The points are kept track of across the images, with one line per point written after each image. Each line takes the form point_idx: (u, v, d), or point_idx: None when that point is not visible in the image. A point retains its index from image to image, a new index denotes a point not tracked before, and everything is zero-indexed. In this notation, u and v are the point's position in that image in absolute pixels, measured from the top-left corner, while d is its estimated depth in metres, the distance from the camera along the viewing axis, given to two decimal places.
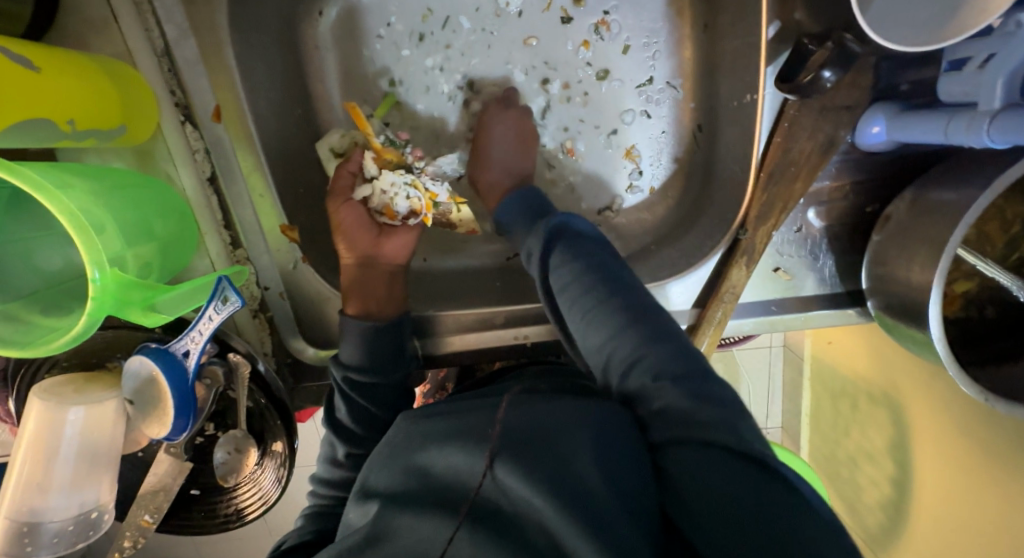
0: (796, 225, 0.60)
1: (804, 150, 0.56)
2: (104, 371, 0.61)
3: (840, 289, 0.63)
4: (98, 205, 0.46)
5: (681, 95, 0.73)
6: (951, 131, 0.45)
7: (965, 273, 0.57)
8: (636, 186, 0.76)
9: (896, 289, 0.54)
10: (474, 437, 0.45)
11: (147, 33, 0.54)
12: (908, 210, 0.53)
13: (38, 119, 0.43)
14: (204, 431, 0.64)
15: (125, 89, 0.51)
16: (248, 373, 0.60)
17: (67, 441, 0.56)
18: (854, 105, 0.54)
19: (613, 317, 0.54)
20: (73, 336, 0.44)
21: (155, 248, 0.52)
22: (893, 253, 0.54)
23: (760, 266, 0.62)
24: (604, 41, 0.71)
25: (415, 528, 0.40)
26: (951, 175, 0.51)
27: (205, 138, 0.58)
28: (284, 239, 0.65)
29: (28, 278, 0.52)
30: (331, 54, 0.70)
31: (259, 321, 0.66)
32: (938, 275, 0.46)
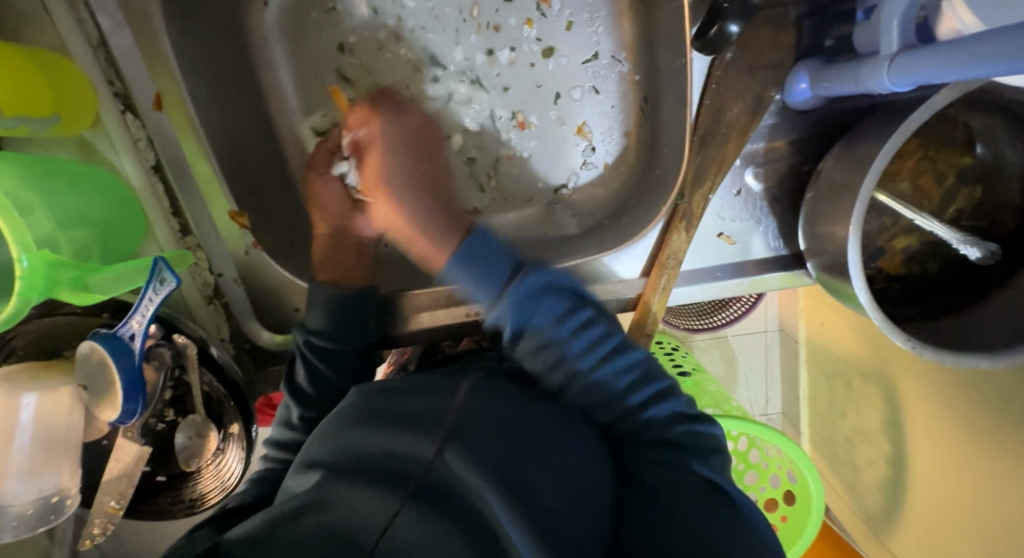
0: (734, 187, 0.60)
1: (735, 112, 0.55)
2: (59, 358, 0.62)
3: (785, 253, 0.63)
4: (29, 189, 0.47)
5: (625, 69, 0.73)
6: (861, 80, 0.45)
7: (904, 228, 0.57)
8: (589, 163, 0.76)
9: (829, 247, 0.54)
10: (432, 423, 0.45)
11: (82, 26, 0.56)
12: (835, 165, 0.53)
13: None
14: (164, 416, 0.66)
15: (58, 79, 0.52)
16: (196, 355, 0.62)
17: (23, 428, 0.57)
18: (779, 63, 0.54)
19: (597, 364, 0.54)
20: (5, 318, 0.45)
21: (91, 233, 0.53)
22: (824, 210, 0.54)
23: (702, 232, 0.62)
24: (546, 18, 0.72)
25: (356, 498, 0.38)
26: (873, 128, 0.51)
27: (146, 128, 0.60)
28: (234, 226, 0.66)
29: None
30: (278, 44, 0.71)
31: (214, 307, 0.68)
32: (854, 228, 0.48)
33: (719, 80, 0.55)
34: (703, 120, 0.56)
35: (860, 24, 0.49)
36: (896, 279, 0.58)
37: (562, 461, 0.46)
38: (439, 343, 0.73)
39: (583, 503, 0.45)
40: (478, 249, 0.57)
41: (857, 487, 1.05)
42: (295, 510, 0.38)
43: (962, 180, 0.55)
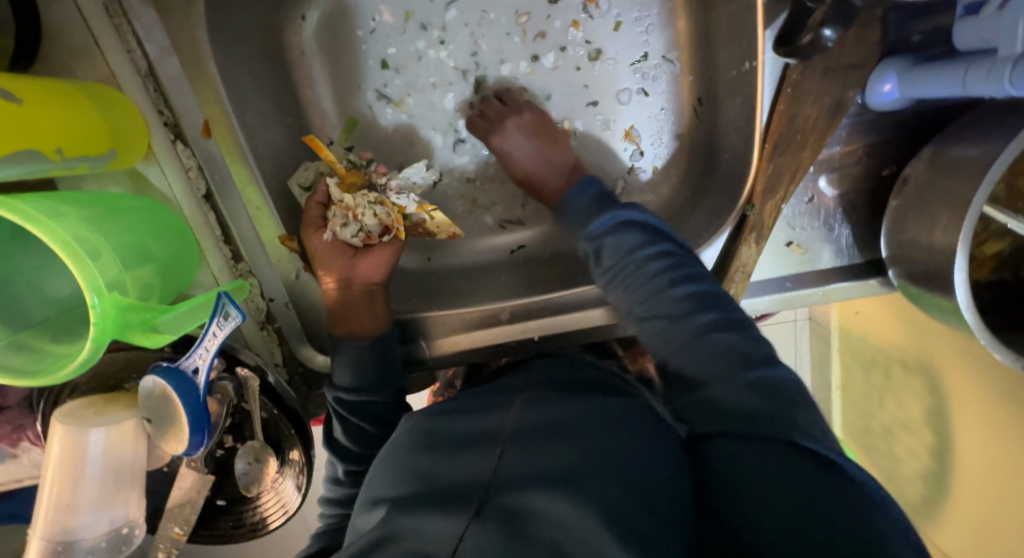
0: (806, 195, 0.58)
1: (810, 116, 0.53)
2: (121, 391, 0.62)
3: (859, 260, 0.60)
4: (93, 233, 0.47)
5: (678, 68, 0.70)
6: (971, 83, 0.44)
7: (996, 232, 0.53)
8: (637, 168, 0.73)
9: (916, 256, 0.51)
10: (494, 439, 0.42)
11: (130, 55, 0.54)
12: (926, 170, 0.50)
13: (27, 151, 0.43)
14: (222, 443, 0.65)
15: (114, 113, 0.51)
16: (258, 387, 0.62)
17: (91, 462, 0.57)
18: (862, 63, 0.51)
19: (686, 301, 0.51)
20: (81, 363, 0.45)
21: (154, 269, 0.52)
22: (913, 217, 0.50)
23: (771, 242, 0.59)
24: (593, 19, 0.69)
25: (435, 520, 0.35)
26: (973, 130, 0.47)
27: (197, 156, 0.58)
28: (284, 249, 0.65)
29: (38, 307, 0.53)
30: (316, 59, 0.69)
31: (267, 332, 0.67)
32: (962, 239, 0.44)
33: (795, 85, 0.52)
34: (774, 128, 0.54)
35: (963, 19, 0.46)
36: (982, 287, 0.54)
37: (627, 461, 0.39)
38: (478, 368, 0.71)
39: (660, 505, 0.37)
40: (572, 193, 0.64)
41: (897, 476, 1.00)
42: (375, 539, 0.35)
43: None
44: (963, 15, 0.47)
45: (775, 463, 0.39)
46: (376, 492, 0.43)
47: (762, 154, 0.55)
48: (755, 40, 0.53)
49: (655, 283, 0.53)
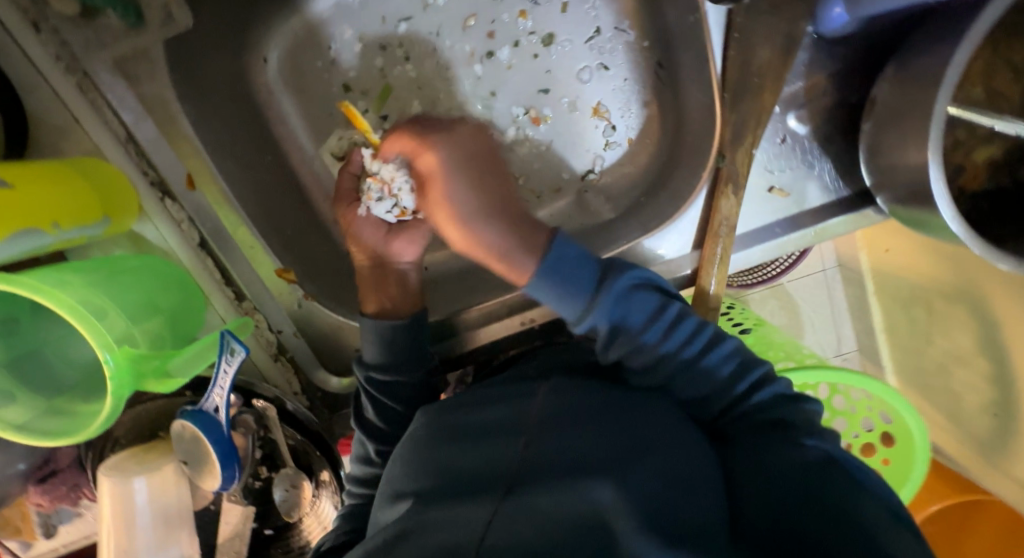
0: (778, 135, 0.56)
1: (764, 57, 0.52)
2: (157, 439, 0.66)
3: (847, 193, 0.58)
4: (98, 297, 0.50)
5: (632, 37, 0.70)
6: None
7: (983, 139, 0.51)
8: (612, 142, 0.73)
9: (899, 179, 0.49)
10: (510, 434, 0.45)
11: (108, 125, 0.58)
12: (893, 88, 0.48)
13: (28, 229, 0.47)
14: (258, 474, 0.68)
15: (104, 186, 0.55)
16: (277, 415, 0.66)
17: (139, 510, 0.61)
18: None
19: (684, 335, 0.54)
20: (106, 418, 0.48)
21: (162, 320, 0.55)
22: (887, 139, 0.49)
23: (751, 189, 0.58)
24: (540, 6, 0.69)
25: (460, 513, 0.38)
26: (932, 37, 0.45)
27: (187, 209, 0.62)
28: (283, 281, 0.67)
29: (65, 373, 0.57)
30: (285, 97, 0.72)
31: (282, 362, 0.70)
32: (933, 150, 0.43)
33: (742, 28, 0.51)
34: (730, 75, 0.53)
35: None
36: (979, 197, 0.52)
37: (651, 450, 0.44)
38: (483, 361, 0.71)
39: (683, 490, 0.41)
40: (559, 257, 0.56)
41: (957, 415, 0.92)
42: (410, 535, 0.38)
43: None
44: None
45: (786, 467, 0.44)
46: (402, 483, 0.46)
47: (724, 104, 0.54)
48: None
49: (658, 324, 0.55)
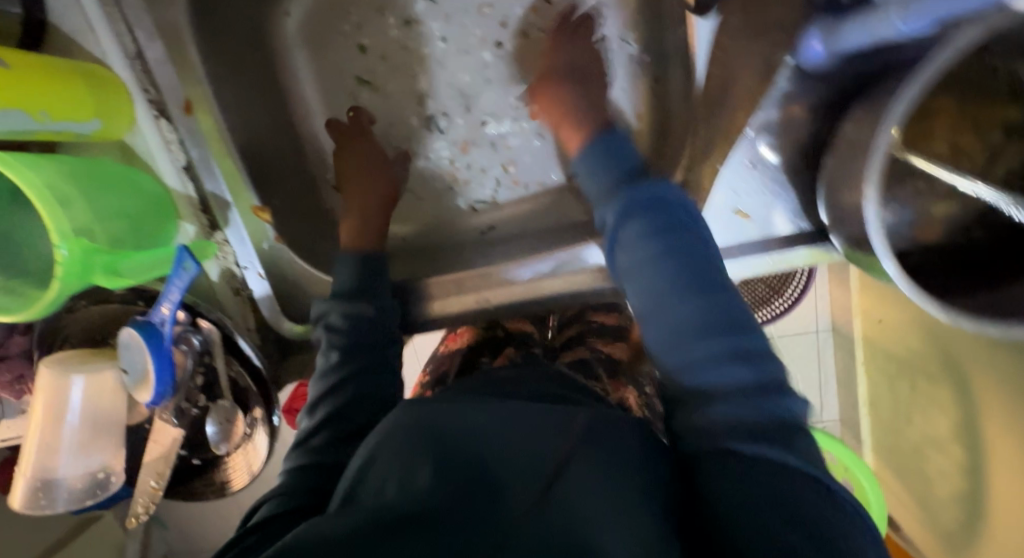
0: (750, 158, 0.50)
1: (741, 84, 0.47)
2: (104, 345, 0.58)
3: (806, 228, 0.52)
4: (63, 179, 0.44)
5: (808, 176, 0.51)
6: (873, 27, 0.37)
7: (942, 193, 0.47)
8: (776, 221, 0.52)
9: (850, 218, 0.44)
10: (523, 422, 0.36)
11: (120, 38, 0.51)
12: (857, 129, 0.43)
13: (12, 112, 0.42)
14: (194, 400, 0.59)
15: (96, 85, 0.49)
16: (219, 338, 0.55)
17: (69, 411, 0.54)
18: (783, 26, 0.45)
19: (715, 347, 0.40)
20: (39, 306, 0.44)
21: (128, 226, 0.50)
22: (843, 179, 0.44)
23: (715, 207, 0.52)
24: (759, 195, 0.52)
25: (449, 512, 0.29)
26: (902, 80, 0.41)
27: (180, 132, 0.55)
28: (257, 222, 0.60)
29: (24, 258, 0.51)
30: (302, 54, 0.66)
31: (240, 299, 0.61)
32: (875, 196, 0.38)
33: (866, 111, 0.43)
34: (706, 95, 0.49)
35: None
36: (933, 252, 0.47)
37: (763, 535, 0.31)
38: (589, 368, 0.69)
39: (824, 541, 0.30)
40: (644, 254, 0.45)
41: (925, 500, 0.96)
42: (438, 471, 0.32)
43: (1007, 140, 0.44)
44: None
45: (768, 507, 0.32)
46: (420, 423, 0.37)
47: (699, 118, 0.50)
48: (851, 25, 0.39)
49: (652, 283, 0.44)
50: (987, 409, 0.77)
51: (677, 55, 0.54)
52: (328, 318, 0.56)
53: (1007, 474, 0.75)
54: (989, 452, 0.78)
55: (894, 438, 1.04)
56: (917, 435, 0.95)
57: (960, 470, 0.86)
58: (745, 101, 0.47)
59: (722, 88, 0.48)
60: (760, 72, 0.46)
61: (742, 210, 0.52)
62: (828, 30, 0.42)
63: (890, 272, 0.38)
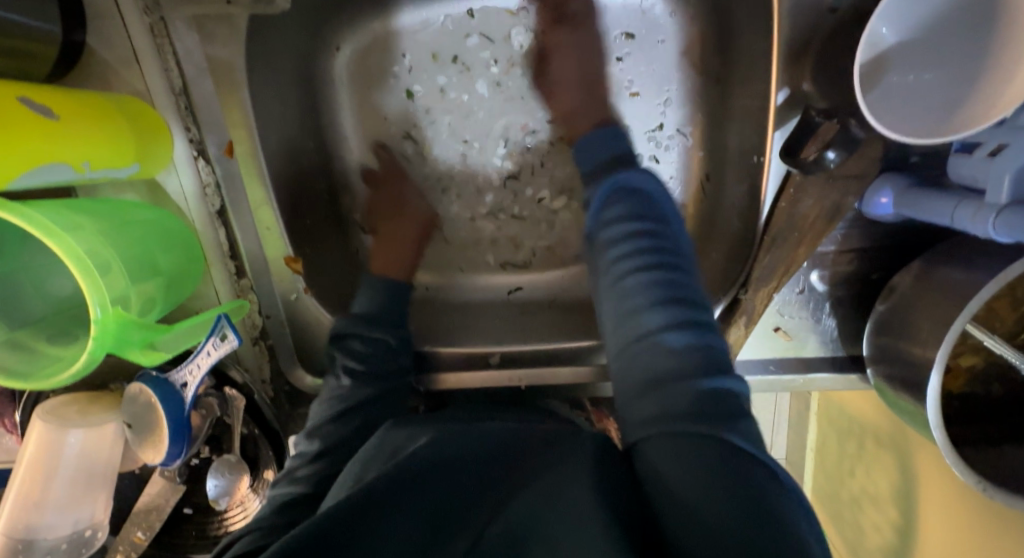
0: (797, 285, 0.52)
1: (809, 216, 0.48)
2: (103, 391, 0.53)
3: (840, 353, 0.54)
4: (104, 243, 0.41)
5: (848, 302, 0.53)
6: (955, 220, 0.38)
7: (972, 347, 0.50)
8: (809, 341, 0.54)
9: (896, 363, 0.47)
10: (516, 443, 0.34)
11: (166, 71, 0.48)
12: (913, 283, 0.46)
13: (54, 164, 0.39)
14: (196, 452, 0.55)
15: (140, 127, 0.46)
16: (242, 406, 0.53)
17: (63, 464, 0.49)
18: (861, 175, 0.46)
19: (655, 291, 0.44)
20: (74, 373, 0.40)
21: (160, 284, 0.46)
22: (898, 327, 0.47)
23: (759, 324, 0.54)
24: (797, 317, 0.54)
25: (409, 500, 0.28)
26: (963, 251, 0.44)
27: (217, 173, 0.52)
28: (287, 270, 0.56)
29: (33, 304, 0.46)
30: (344, 89, 0.62)
31: (257, 348, 0.58)
32: (939, 354, 0.41)
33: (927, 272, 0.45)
34: (773, 222, 0.49)
35: (954, 155, 0.41)
36: (952, 397, 0.51)
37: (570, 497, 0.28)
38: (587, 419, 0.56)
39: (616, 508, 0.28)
40: (617, 210, 0.51)
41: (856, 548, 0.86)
42: (415, 466, 0.30)
43: None
44: (955, 149, 0.41)
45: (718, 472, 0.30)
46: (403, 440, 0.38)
47: (760, 244, 0.50)
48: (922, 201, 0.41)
49: (625, 254, 0.48)
50: (925, 484, 0.71)
51: (740, 166, 0.54)
52: (345, 361, 0.54)
53: (936, 533, 0.69)
54: (920, 518, 0.72)
55: (835, 488, 0.91)
56: (860, 490, 0.85)
57: (893, 527, 0.78)
58: (805, 237, 0.48)
59: (789, 223, 0.48)
60: (828, 215, 0.47)
61: (782, 330, 0.54)
62: (899, 192, 0.44)
63: (931, 421, 0.41)
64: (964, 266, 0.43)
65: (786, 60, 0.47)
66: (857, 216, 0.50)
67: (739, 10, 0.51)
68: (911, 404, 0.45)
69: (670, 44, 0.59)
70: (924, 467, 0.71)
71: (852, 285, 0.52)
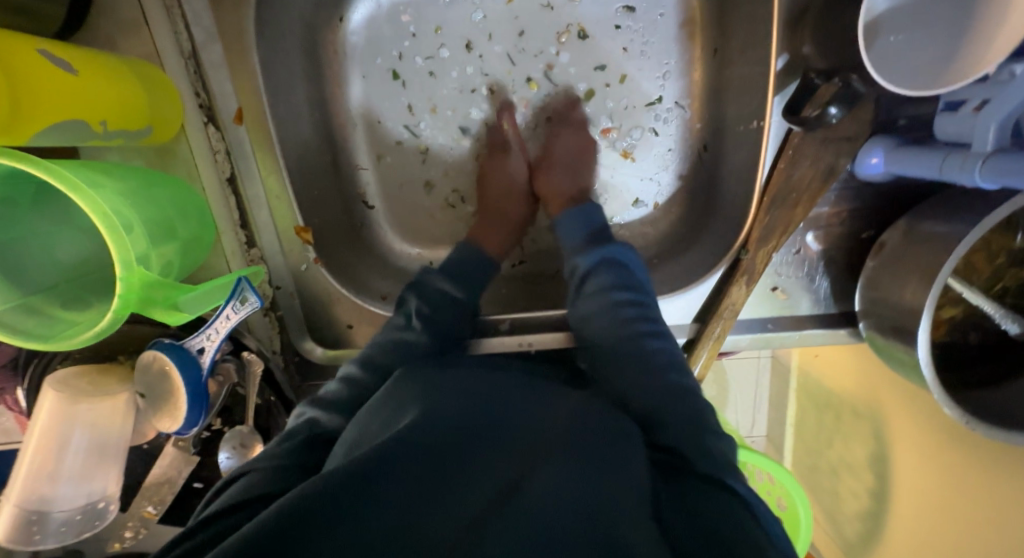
0: (793, 247, 0.55)
1: (806, 176, 0.51)
2: (113, 362, 0.53)
3: (833, 311, 0.57)
4: (125, 203, 0.40)
5: (840, 264, 0.56)
6: (945, 171, 0.41)
7: (949, 302, 0.54)
8: (800, 298, 0.57)
9: (887, 313, 0.50)
10: (523, 421, 0.37)
11: (176, 35, 0.48)
12: (902, 239, 0.50)
13: (72, 120, 0.38)
14: (209, 424, 0.54)
15: (153, 89, 0.46)
16: (261, 372, 0.53)
17: (76, 435, 0.49)
18: (854, 136, 0.49)
19: (646, 346, 0.48)
20: (97, 332, 0.39)
21: (178, 248, 0.46)
22: (887, 279, 0.50)
23: (757, 285, 0.57)
24: (790, 278, 0.57)
25: (389, 487, 0.29)
26: (946, 206, 0.47)
27: (227, 141, 0.52)
28: (298, 240, 0.56)
29: (44, 271, 0.45)
30: (348, 61, 0.62)
31: (269, 319, 0.58)
32: (929, 300, 0.44)
33: (912, 226, 0.49)
34: (772, 183, 0.52)
35: (943, 112, 0.44)
36: (934, 350, 0.55)
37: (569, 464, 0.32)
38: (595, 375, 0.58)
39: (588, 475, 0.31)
40: (610, 272, 0.54)
41: (836, 514, 0.90)
42: (392, 453, 0.32)
43: (1009, 262, 0.52)
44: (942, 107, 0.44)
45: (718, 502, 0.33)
46: (402, 406, 0.39)
47: (760, 205, 0.53)
48: (913, 158, 0.44)
49: (613, 310, 0.51)
50: (895, 446, 0.75)
51: (738, 134, 0.57)
52: (417, 304, 0.54)
53: (912, 485, 0.73)
54: (894, 474, 0.76)
55: (815, 458, 0.95)
56: (837, 459, 0.89)
57: (870, 492, 0.82)
58: (802, 197, 0.51)
59: (787, 184, 0.51)
60: (823, 175, 0.50)
61: (779, 288, 0.57)
62: (890, 151, 0.47)
63: (923, 360, 0.45)
64: (947, 218, 0.46)
65: (785, 28, 0.49)
66: (849, 178, 0.53)
67: None
68: (901, 349, 0.48)
69: (670, 17, 0.61)
70: (897, 427, 0.75)
71: (844, 245, 0.55)
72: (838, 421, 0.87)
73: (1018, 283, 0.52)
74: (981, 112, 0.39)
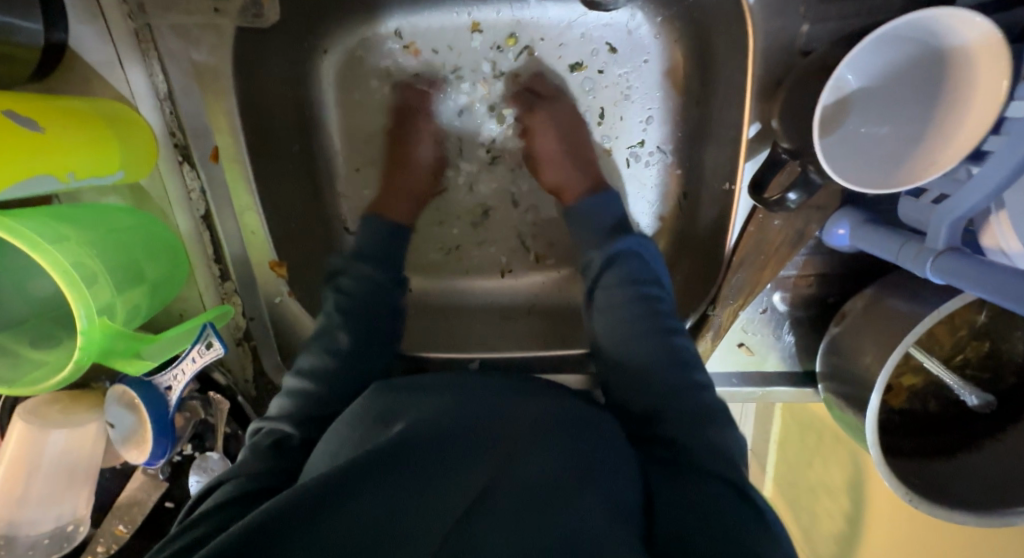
0: (761, 306, 0.56)
1: (775, 240, 0.50)
2: (86, 389, 0.55)
3: (798, 368, 0.58)
4: (90, 254, 0.41)
5: (806, 323, 0.56)
6: (900, 256, 0.42)
7: (913, 367, 0.55)
8: (766, 354, 0.58)
9: (846, 380, 0.50)
10: (491, 425, 0.35)
11: (151, 77, 0.48)
12: (864, 309, 0.50)
13: (37, 175, 0.39)
14: (178, 449, 0.54)
15: (127, 133, 0.46)
16: (228, 407, 0.55)
17: (46, 463, 0.51)
18: (825, 206, 0.49)
19: (658, 344, 0.48)
20: (58, 381, 0.40)
21: (145, 292, 0.47)
22: (847, 346, 0.51)
23: (724, 339, 0.57)
24: (755, 334, 0.57)
25: (355, 509, 0.28)
26: (908, 283, 0.48)
27: (202, 179, 0.52)
28: (271, 274, 0.57)
29: (14, 306, 0.46)
30: (333, 92, 0.63)
31: (241, 348, 0.59)
32: (882, 376, 0.44)
33: (874, 299, 0.49)
34: (741, 245, 0.52)
35: (906, 197, 0.44)
36: (893, 413, 0.55)
37: (560, 467, 0.32)
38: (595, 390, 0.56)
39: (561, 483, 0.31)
40: (630, 267, 0.54)
41: (810, 533, 0.91)
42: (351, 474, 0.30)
43: (972, 335, 0.52)
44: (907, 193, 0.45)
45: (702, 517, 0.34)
46: (381, 417, 0.38)
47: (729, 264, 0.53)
48: (874, 234, 0.44)
49: (625, 312, 0.51)
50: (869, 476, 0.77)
51: (713, 190, 0.57)
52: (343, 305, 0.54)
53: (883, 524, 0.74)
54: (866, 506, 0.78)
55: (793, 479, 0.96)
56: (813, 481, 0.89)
57: (844, 516, 0.83)
58: (770, 259, 0.51)
59: (756, 247, 0.51)
60: (792, 240, 0.50)
61: (746, 345, 0.58)
62: (855, 224, 0.47)
63: (869, 438, 0.45)
64: (908, 298, 0.46)
65: (759, 97, 0.50)
66: (818, 243, 0.53)
67: (720, 42, 0.52)
68: (855, 418, 0.49)
69: (654, 63, 0.61)
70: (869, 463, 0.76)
71: (810, 307, 0.56)
72: (817, 445, 0.87)
73: (979, 355, 0.53)
74: (937, 208, 0.39)
